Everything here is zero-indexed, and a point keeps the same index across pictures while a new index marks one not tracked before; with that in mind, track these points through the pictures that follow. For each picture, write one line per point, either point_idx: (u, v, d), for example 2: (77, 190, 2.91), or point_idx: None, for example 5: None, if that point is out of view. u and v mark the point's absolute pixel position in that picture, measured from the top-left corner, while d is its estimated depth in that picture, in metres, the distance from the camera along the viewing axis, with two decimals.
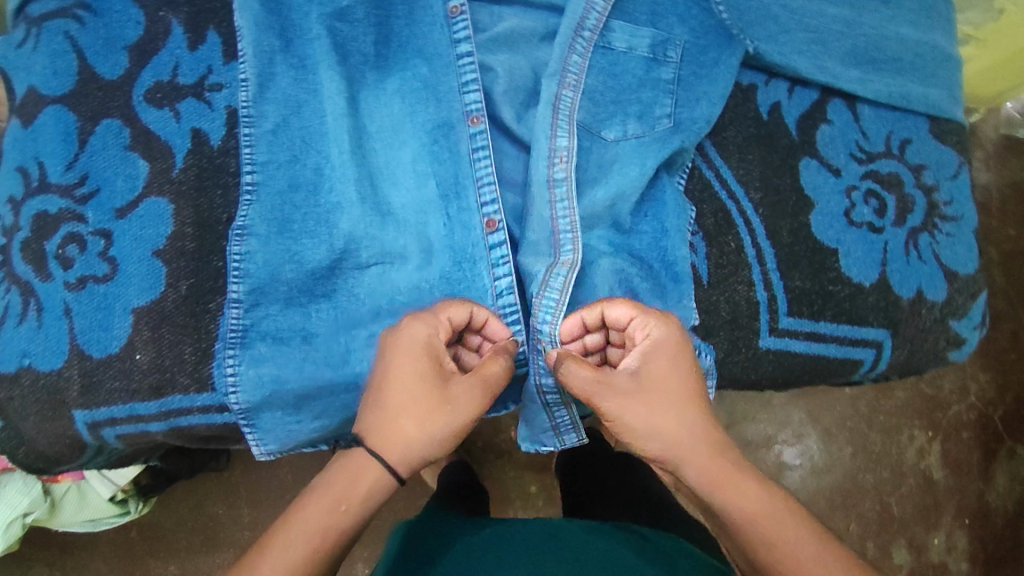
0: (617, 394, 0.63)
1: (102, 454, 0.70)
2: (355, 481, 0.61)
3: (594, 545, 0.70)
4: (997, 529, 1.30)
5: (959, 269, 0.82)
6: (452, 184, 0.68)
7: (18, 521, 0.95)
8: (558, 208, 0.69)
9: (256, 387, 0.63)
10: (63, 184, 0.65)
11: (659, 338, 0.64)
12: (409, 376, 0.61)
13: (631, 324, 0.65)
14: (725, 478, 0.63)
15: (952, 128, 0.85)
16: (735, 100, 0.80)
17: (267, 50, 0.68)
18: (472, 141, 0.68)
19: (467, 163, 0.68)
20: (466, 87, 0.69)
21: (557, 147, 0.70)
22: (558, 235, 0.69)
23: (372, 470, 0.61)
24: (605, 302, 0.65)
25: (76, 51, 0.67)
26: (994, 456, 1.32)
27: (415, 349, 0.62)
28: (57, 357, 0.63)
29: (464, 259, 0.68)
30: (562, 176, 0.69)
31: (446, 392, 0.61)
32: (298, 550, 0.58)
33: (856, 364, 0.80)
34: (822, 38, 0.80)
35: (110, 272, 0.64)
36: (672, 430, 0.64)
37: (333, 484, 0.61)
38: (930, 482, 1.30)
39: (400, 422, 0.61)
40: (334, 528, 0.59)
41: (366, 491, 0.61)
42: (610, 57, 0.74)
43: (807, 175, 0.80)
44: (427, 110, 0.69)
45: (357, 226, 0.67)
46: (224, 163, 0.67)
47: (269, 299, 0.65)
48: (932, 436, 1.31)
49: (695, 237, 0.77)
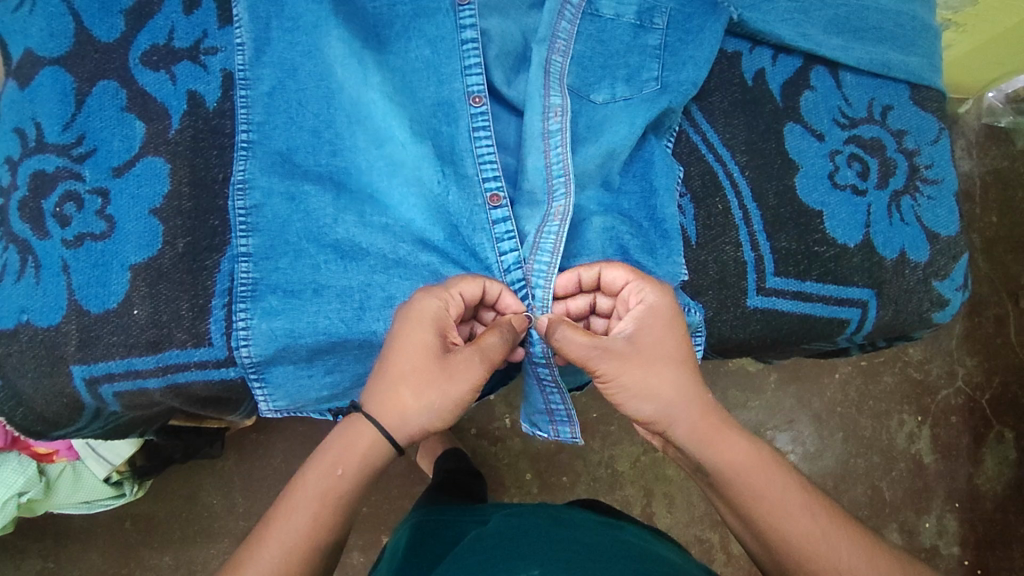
0: (613, 359, 0.63)
1: (98, 420, 0.71)
2: (350, 445, 0.61)
3: (599, 531, 0.70)
4: (986, 512, 1.31)
5: (940, 231, 0.84)
6: (449, 154, 0.70)
7: (12, 501, 0.95)
8: (552, 157, 0.70)
9: (268, 341, 0.65)
10: (60, 144, 0.66)
11: (654, 305, 0.65)
12: (413, 345, 0.61)
13: (626, 288, 0.67)
14: (713, 435, 0.64)
15: (933, 96, 0.87)
16: (720, 67, 0.82)
17: (262, 16, 0.69)
18: (473, 119, 0.70)
19: (467, 139, 0.70)
20: (469, 70, 0.70)
21: (551, 104, 0.71)
22: (552, 181, 0.70)
23: (366, 435, 0.62)
24: (602, 264, 0.67)
25: (72, 14, 0.68)
26: (983, 440, 1.33)
27: (422, 317, 0.62)
28: (55, 313, 0.64)
29: (466, 227, 0.69)
30: (557, 128, 0.71)
31: (446, 362, 0.61)
32: (301, 518, 0.59)
33: (843, 325, 0.82)
34: (803, 7, 0.82)
35: (107, 230, 0.65)
36: (662, 391, 0.64)
37: (333, 447, 0.62)
38: (919, 466, 1.32)
39: (399, 390, 0.61)
40: (338, 494, 0.60)
41: (360, 453, 0.61)
42: (598, 24, 0.76)
43: (792, 140, 0.81)
44: (427, 88, 0.70)
45: (372, 190, 0.69)
46: (220, 125, 0.68)
47: (277, 253, 0.66)
48: (922, 421, 1.33)
49: (683, 199, 0.78)
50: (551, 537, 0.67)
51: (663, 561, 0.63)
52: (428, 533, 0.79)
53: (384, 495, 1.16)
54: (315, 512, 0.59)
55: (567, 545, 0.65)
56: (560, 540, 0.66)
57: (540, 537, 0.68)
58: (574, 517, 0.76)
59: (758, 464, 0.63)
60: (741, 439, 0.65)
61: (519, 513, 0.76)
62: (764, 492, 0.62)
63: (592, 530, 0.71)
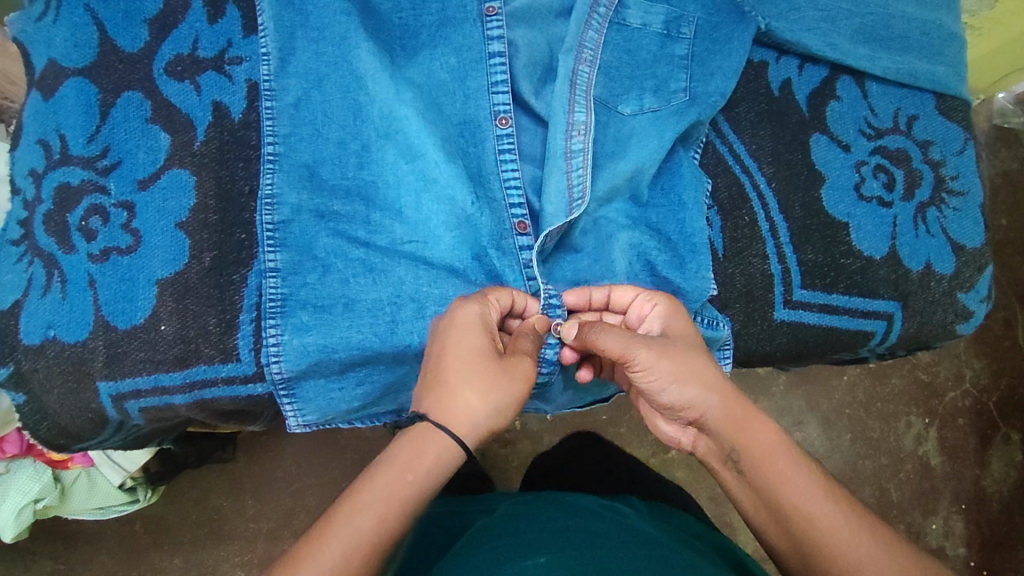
0: (653, 347, 0.62)
1: (121, 432, 0.70)
2: (419, 452, 0.57)
3: (606, 520, 0.70)
4: (992, 515, 1.31)
5: (966, 243, 0.84)
6: (478, 176, 0.70)
7: (28, 508, 0.93)
8: (573, 177, 0.70)
9: (300, 356, 0.63)
10: (85, 156, 0.65)
11: (672, 309, 0.66)
12: (465, 351, 0.60)
13: (637, 300, 0.67)
14: (745, 424, 0.63)
15: (958, 106, 0.87)
16: (746, 78, 0.81)
17: (287, 26, 0.68)
18: (498, 142, 0.70)
19: (492, 162, 0.70)
20: (496, 87, 0.70)
21: (575, 122, 0.71)
22: (570, 205, 0.70)
23: (437, 443, 0.58)
24: (611, 285, 0.68)
25: (96, 24, 0.67)
26: (990, 442, 1.34)
27: (468, 325, 0.61)
28: (82, 329, 0.63)
29: (498, 247, 0.69)
30: (579, 148, 0.70)
31: (504, 365, 0.60)
32: (363, 522, 0.54)
33: (868, 337, 0.81)
34: (831, 16, 0.81)
35: (133, 244, 0.64)
36: (703, 373, 0.63)
37: (398, 454, 0.57)
38: (926, 467, 1.32)
39: (463, 394, 0.59)
40: (399, 498, 0.56)
41: (433, 461, 0.57)
42: (625, 33, 0.75)
43: (818, 151, 0.81)
44: (454, 104, 0.70)
45: (399, 205, 0.68)
46: (246, 136, 0.67)
47: (305, 268, 0.65)
48: (930, 423, 1.33)
49: (711, 211, 0.78)
50: (560, 529, 0.67)
51: (675, 549, 0.64)
52: (439, 524, 0.79)
53: None
54: (381, 517, 0.55)
55: (577, 536, 0.65)
56: (569, 530, 0.66)
57: (551, 528, 0.67)
58: (581, 505, 0.76)
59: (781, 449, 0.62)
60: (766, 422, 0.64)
61: (529, 505, 0.76)
62: (783, 478, 0.61)
63: (604, 521, 0.70)
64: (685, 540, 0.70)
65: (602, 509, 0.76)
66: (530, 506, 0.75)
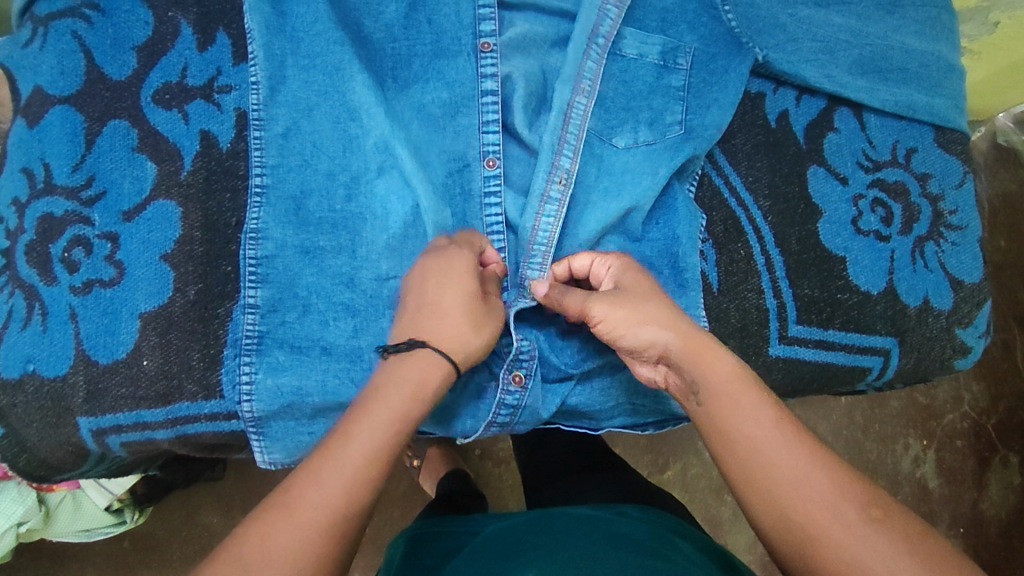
0: (606, 297, 0.62)
1: (103, 463, 0.69)
2: (424, 380, 0.59)
3: (594, 527, 0.66)
4: (990, 539, 1.30)
5: (964, 278, 0.83)
6: (460, 223, 0.69)
7: (11, 531, 0.91)
8: (542, 222, 0.70)
9: (272, 397, 0.62)
10: (70, 186, 0.64)
11: (625, 264, 0.66)
12: (460, 290, 0.61)
13: (592, 267, 0.66)
14: (704, 353, 0.61)
15: (956, 138, 0.86)
16: (744, 108, 0.80)
17: (278, 54, 0.67)
18: (485, 183, 0.69)
19: (477, 205, 0.69)
20: (487, 126, 0.69)
21: (560, 167, 0.70)
22: (532, 245, 0.70)
23: (439, 368, 0.60)
24: (569, 256, 0.67)
25: (83, 51, 0.66)
26: (987, 464, 1.32)
27: (459, 267, 0.62)
28: (62, 363, 0.62)
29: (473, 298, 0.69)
30: (557, 196, 0.70)
31: (486, 304, 0.63)
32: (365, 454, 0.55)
33: (864, 372, 0.80)
34: (830, 47, 0.80)
35: (117, 276, 0.63)
36: (660, 317, 0.61)
37: (407, 379, 0.58)
38: (924, 490, 1.30)
39: (460, 329, 0.61)
40: (408, 415, 0.58)
41: (437, 384, 0.60)
42: (621, 64, 0.75)
43: (816, 184, 0.80)
44: (444, 142, 0.69)
45: (383, 242, 0.67)
46: (233, 166, 0.66)
47: (285, 306, 0.64)
48: (926, 445, 1.32)
49: (706, 244, 0.76)
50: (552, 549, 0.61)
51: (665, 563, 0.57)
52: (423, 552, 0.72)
53: (385, 516, 1.14)
54: (390, 427, 0.57)
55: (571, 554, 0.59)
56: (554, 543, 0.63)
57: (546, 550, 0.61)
58: (569, 512, 0.72)
59: (816, 479, 0.55)
60: (800, 447, 0.57)
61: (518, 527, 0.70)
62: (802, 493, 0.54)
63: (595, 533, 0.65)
64: (682, 547, 0.64)
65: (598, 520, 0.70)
66: (518, 528, 0.69)
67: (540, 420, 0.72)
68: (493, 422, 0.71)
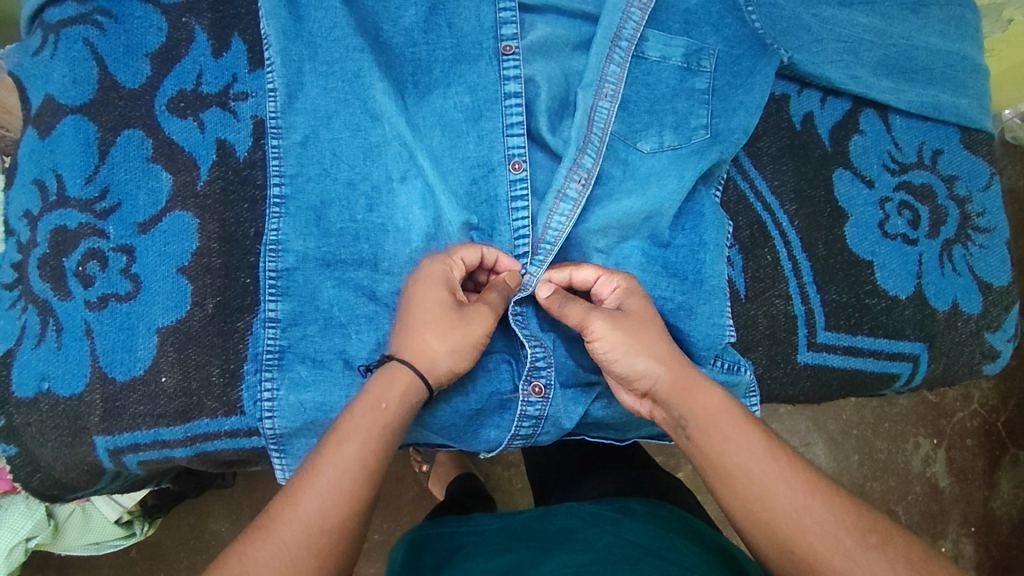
0: (608, 316, 0.61)
1: (117, 480, 0.67)
2: (385, 390, 0.56)
3: (600, 527, 0.62)
4: (1002, 537, 1.27)
5: (993, 281, 0.81)
6: (488, 228, 0.67)
7: (19, 547, 0.88)
8: (553, 220, 0.67)
9: (295, 414, 0.60)
10: (82, 198, 0.62)
11: (631, 285, 0.65)
12: (426, 302, 0.59)
13: (597, 283, 0.65)
14: (693, 388, 0.60)
15: (982, 139, 0.85)
16: (768, 111, 0.79)
17: (295, 60, 0.65)
18: (511, 187, 0.67)
19: (505, 210, 0.67)
20: (511, 129, 0.67)
21: (581, 166, 0.68)
22: (538, 242, 0.68)
23: (403, 375, 0.57)
24: (572, 266, 0.65)
25: (95, 58, 0.64)
26: (998, 463, 1.29)
27: (429, 280, 0.61)
28: (78, 381, 0.60)
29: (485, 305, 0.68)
30: (573, 194, 0.67)
31: (462, 315, 0.59)
32: (339, 474, 0.53)
33: (893, 378, 0.79)
34: (854, 48, 0.79)
35: (133, 290, 0.61)
36: (652, 345, 0.61)
37: (369, 389, 0.57)
38: (935, 489, 1.27)
39: (423, 338, 0.58)
40: (383, 427, 0.55)
41: (402, 397, 0.57)
42: (643, 66, 0.73)
43: (841, 186, 0.78)
44: (469, 148, 0.67)
45: (406, 254, 0.65)
46: (251, 175, 0.65)
47: (307, 320, 0.62)
48: (937, 444, 1.29)
49: (731, 250, 0.75)
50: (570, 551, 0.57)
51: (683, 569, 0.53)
52: (425, 556, 0.67)
53: (395, 523, 1.12)
54: (366, 442, 0.54)
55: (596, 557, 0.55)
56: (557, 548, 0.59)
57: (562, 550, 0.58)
58: (572, 511, 0.68)
59: (814, 508, 0.54)
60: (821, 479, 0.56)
61: (522, 530, 0.66)
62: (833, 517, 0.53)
63: (606, 533, 0.60)
64: (678, 542, 0.60)
65: (605, 514, 0.66)
66: (523, 531, 0.65)
67: (563, 430, 0.70)
68: (517, 435, 0.68)
